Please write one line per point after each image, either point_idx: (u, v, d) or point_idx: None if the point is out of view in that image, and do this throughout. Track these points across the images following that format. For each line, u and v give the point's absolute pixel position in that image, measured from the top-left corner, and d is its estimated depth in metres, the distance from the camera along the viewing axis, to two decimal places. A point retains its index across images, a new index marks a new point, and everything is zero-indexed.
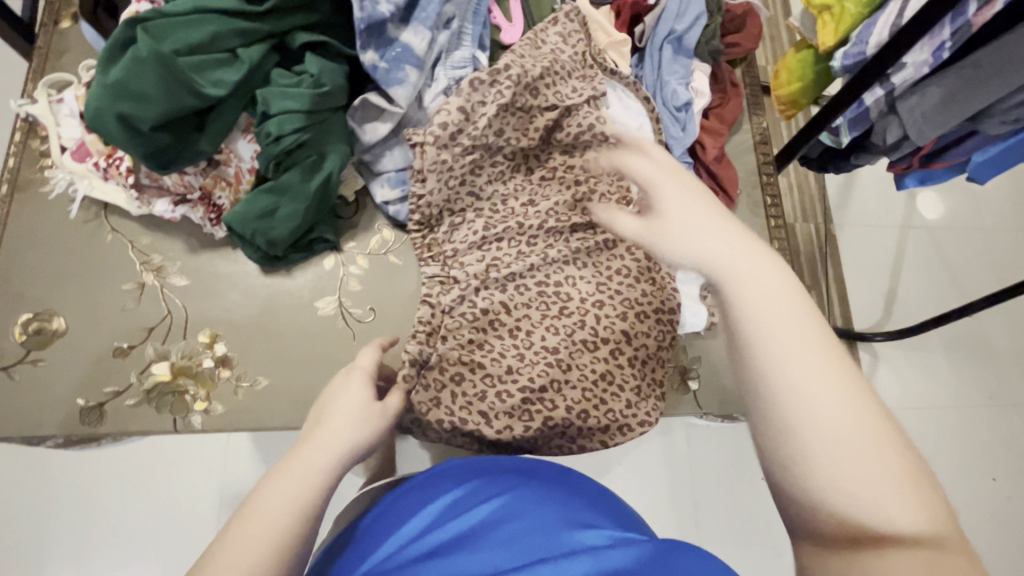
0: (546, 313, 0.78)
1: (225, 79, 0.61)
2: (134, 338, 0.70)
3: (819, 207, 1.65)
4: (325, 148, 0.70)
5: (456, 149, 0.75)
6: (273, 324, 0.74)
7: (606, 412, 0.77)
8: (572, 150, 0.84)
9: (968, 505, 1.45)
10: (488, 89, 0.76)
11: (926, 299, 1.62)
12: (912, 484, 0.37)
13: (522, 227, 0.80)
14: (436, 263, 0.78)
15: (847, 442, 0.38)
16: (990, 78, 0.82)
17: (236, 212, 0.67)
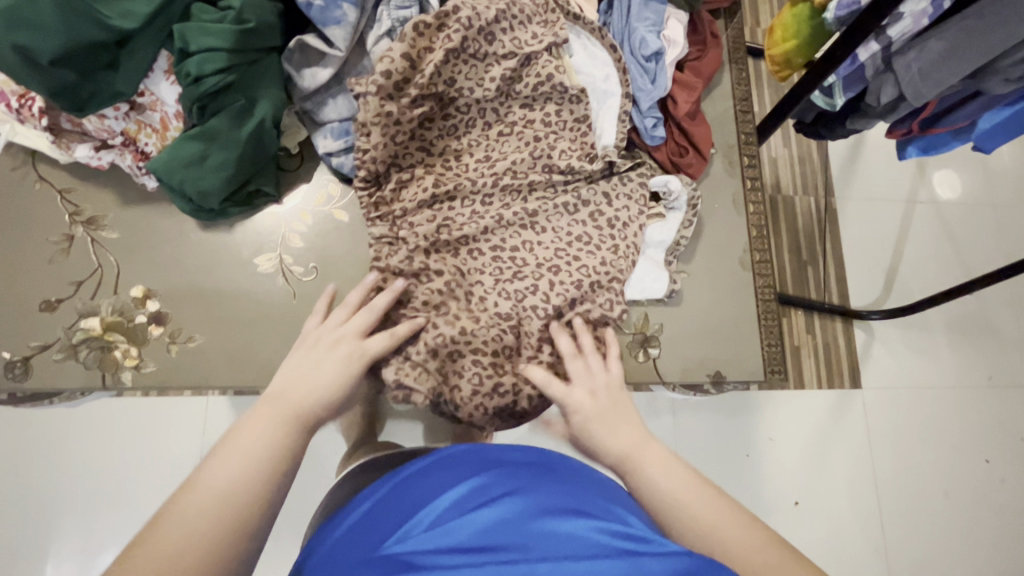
0: (499, 279, 0.73)
1: (135, 12, 0.57)
2: (62, 292, 0.67)
3: (820, 179, 1.57)
4: (255, 93, 0.65)
5: (403, 100, 0.69)
6: (210, 281, 0.71)
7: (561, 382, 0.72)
8: (532, 103, 0.78)
9: (958, 487, 1.42)
10: (435, 35, 0.70)
11: (928, 276, 1.56)
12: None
13: (477, 185, 0.75)
14: (385, 222, 0.73)
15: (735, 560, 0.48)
16: (989, 31, 0.76)
17: (162, 158, 0.64)
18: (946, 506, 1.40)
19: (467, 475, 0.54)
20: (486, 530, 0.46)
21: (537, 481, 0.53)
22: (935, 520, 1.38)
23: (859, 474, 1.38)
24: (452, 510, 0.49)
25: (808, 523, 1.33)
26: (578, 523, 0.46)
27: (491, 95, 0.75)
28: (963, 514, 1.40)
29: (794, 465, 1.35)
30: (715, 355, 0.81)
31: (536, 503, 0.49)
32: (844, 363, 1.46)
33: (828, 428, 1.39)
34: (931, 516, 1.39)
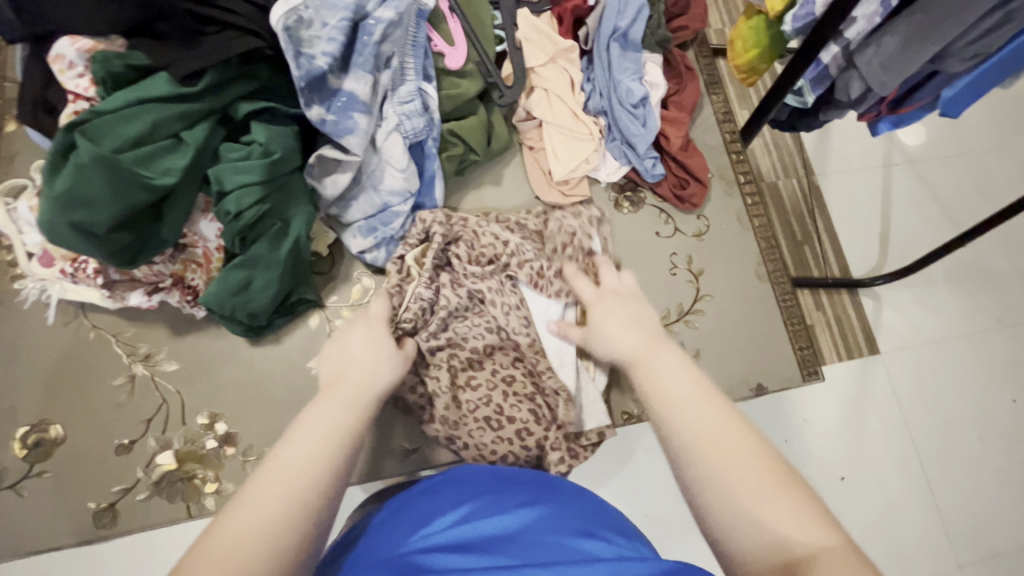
0: (469, 368, 0.75)
1: (174, 167, 0.60)
2: (134, 432, 0.70)
3: (799, 161, 1.63)
4: (288, 213, 0.69)
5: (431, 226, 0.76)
6: (271, 395, 0.74)
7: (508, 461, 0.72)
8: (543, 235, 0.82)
9: (993, 432, 1.45)
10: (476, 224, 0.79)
11: (919, 234, 1.61)
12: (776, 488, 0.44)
13: (470, 333, 0.75)
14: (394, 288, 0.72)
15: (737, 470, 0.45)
16: (940, 22, 0.82)
17: (211, 291, 0.67)
18: (987, 453, 1.43)
19: (459, 502, 0.56)
20: (493, 541, 0.50)
21: (542, 506, 0.55)
22: (977, 468, 1.41)
23: (899, 440, 1.41)
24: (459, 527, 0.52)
25: (854, 497, 1.34)
26: (586, 540, 0.50)
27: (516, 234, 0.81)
28: (1006, 459, 1.43)
29: (830, 445, 1.37)
30: (754, 366, 0.85)
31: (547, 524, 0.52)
32: (860, 333, 1.50)
33: (856, 399, 1.43)
34: (975, 465, 1.42)
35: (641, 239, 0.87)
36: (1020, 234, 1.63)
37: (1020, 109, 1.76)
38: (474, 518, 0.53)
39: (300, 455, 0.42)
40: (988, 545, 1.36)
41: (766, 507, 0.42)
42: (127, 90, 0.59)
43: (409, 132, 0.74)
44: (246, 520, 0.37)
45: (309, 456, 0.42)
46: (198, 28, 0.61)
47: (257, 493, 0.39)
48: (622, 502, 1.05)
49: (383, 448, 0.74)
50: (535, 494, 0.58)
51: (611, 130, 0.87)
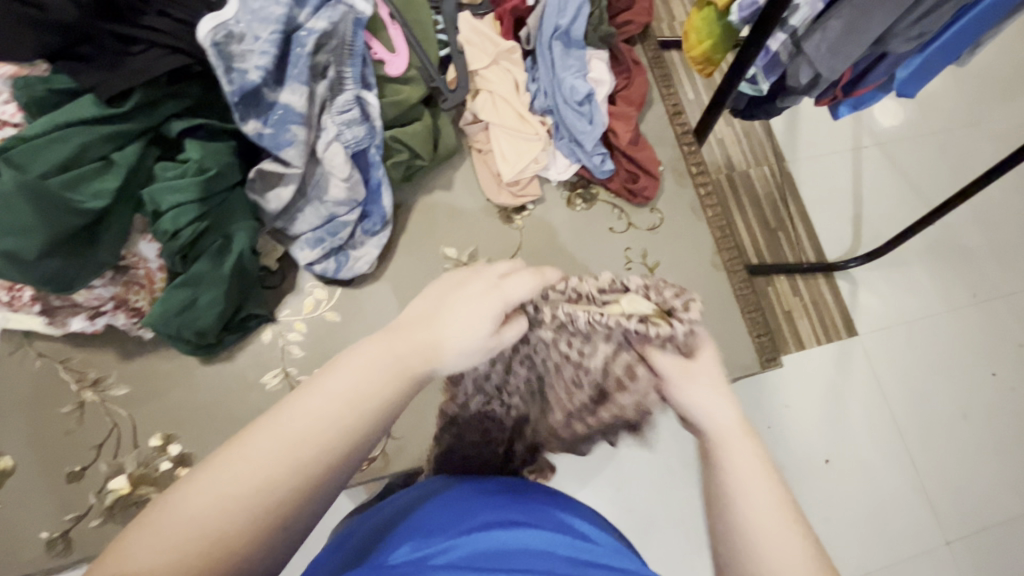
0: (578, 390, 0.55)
1: (105, 189, 0.60)
2: (85, 459, 0.69)
3: (769, 149, 1.64)
4: (229, 229, 0.69)
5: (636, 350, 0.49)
6: (227, 413, 0.73)
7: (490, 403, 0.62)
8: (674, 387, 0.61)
9: (972, 407, 1.46)
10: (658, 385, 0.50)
11: (890, 215, 1.62)
12: (776, 493, 0.40)
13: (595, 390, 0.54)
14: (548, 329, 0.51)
15: (752, 478, 0.40)
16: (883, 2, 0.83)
17: (154, 312, 0.66)
18: (966, 428, 1.44)
19: (428, 520, 0.51)
20: (463, 560, 0.44)
21: (519, 506, 0.53)
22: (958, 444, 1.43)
23: (878, 416, 1.42)
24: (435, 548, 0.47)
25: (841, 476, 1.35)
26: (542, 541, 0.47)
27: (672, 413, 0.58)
28: (985, 432, 1.45)
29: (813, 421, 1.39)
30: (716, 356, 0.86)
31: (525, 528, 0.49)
32: (836, 314, 1.50)
33: (837, 382, 1.43)
34: (955, 440, 1.43)
35: (595, 236, 0.88)
36: (989, 209, 1.64)
37: (984, 85, 1.77)
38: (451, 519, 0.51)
39: (333, 405, 0.37)
40: (972, 520, 1.37)
41: (765, 518, 0.38)
42: (53, 115, 0.59)
43: (350, 141, 0.74)
44: (260, 452, 0.35)
45: (341, 409, 0.37)
46: (123, 48, 0.61)
47: (275, 428, 0.36)
48: (601, 498, 1.05)
49: None
50: (508, 499, 0.54)
51: (559, 129, 0.88)
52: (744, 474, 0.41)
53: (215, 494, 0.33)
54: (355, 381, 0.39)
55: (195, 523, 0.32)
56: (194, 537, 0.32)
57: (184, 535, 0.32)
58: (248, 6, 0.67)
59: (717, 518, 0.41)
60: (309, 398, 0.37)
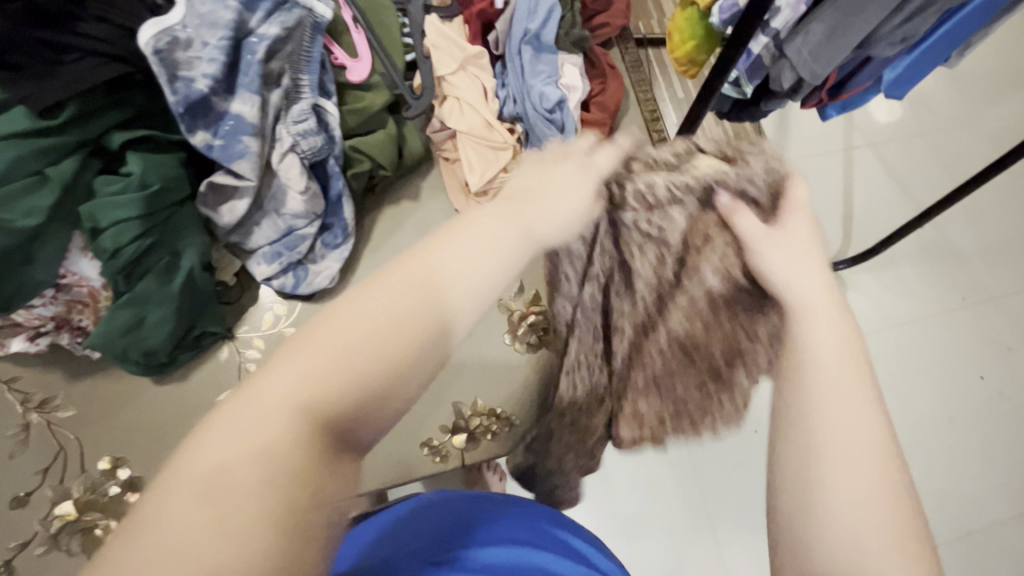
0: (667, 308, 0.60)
1: (39, 206, 0.57)
2: (29, 484, 0.66)
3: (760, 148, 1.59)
4: (177, 246, 0.66)
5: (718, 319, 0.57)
6: (181, 434, 0.71)
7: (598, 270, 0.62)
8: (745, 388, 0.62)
9: (961, 410, 1.44)
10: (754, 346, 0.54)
11: (882, 216, 1.59)
12: (873, 460, 0.38)
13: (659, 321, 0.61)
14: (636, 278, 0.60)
15: (841, 439, 0.38)
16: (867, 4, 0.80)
17: (98, 332, 0.63)
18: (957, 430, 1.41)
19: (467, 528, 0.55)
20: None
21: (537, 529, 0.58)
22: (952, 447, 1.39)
23: None
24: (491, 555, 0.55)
25: None
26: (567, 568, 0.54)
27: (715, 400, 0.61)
28: (974, 437, 1.43)
29: None
30: None
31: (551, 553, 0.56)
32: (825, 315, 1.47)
33: None
34: (945, 445, 1.40)
35: None
36: (978, 211, 1.62)
37: (974, 83, 1.75)
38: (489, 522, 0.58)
39: (376, 314, 0.36)
40: (963, 524, 1.34)
41: (851, 489, 0.37)
42: None
43: (308, 151, 0.71)
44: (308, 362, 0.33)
45: (392, 310, 0.36)
46: (54, 56, 0.57)
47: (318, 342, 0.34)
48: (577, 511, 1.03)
49: None
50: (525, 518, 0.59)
51: (529, 137, 0.85)
52: (837, 409, 0.39)
53: (256, 407, 0.31)
54: (384, 309, 0.36)
55: (233, 446, 0.30)
56: (208, 480, 0.29)
57: (195, 493, 0.28)
58: (195, 9, 0.64)
59: (780, 493, 0.39)
60: (348, 312, 0.36)
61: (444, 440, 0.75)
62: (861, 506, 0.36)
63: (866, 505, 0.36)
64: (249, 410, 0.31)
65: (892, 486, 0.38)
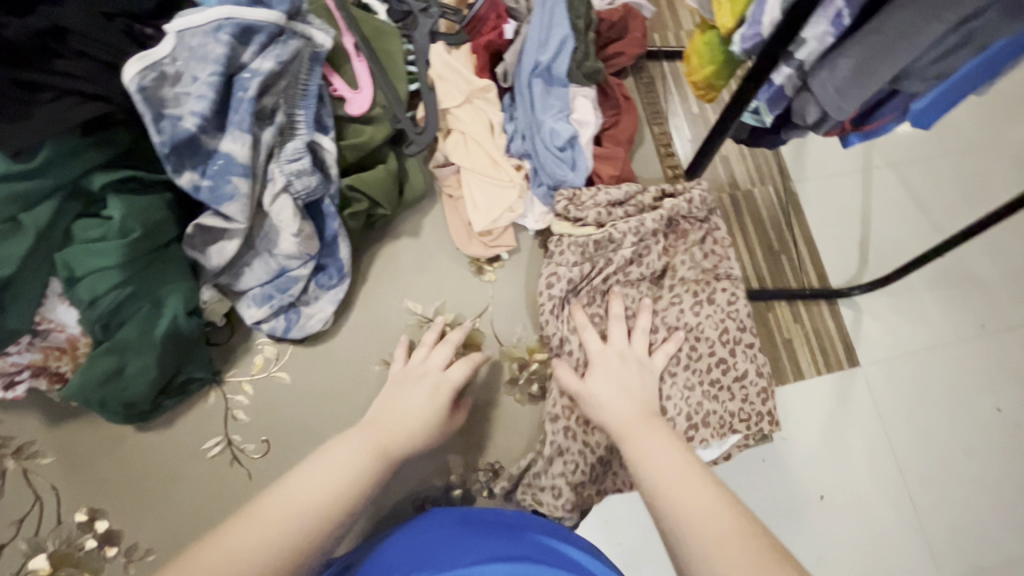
0: (693, 301, 0.76)
1: (8, 256, 0.53)
2: (3, 535, 0.64)
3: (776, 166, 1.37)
4: (161, 292, 0.63)
5: (731, 337, 0.76)
6: (165, 484, 0.68)
7: (621, 250, 0.76)
8: (724, 395, 0.75)
9: (982, 449, 1.23)
10: (736, 349, 0.76)
11: (900, 240, 1.40)
12: (712, 495, 0.47)
13: (678, 318, 0.75)
14: (664, 283, 0.78)
15: (684, 486, 0.48)
16: (935, 17, 0.57)
17: (75, 383, 0.60)
18: (975, 474, 1.21)
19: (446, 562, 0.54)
20: None
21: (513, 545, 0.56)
22: (965, 488, 1.19)
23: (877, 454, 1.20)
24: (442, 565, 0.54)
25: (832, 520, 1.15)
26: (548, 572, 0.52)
27: (698, 405, 0.74)
28: None
29: (814, 445, 1.19)
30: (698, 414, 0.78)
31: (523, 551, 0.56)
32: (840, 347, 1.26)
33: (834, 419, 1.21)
34: (961, 490, 1.20)
35: None
36: None
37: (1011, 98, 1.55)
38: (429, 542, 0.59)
39: (313, 492, 0.47)
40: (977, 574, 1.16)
41: (704, 513, 0.45)
42: None
43: (302, 191, 0.67)
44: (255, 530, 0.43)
45: (327, 488, 0.47)
46: (26, 95, 0.53)
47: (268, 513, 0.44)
48: None
49: None
50: (502, 534, 0.59)
51: (537, 174, 0.80)
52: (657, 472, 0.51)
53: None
54: (334, 461, 0.50)
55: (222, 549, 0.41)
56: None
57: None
58: (184, 42, 0.60)
59: (682, 547, 0.44)
60: (294, 479, 0.48)
61: (440, 496, 0.74)
62: (713, 535, 0.43)
63: (727, 534, 0.43)
64: (256, 518, 0.44)
65: (718, 495, 0.47)
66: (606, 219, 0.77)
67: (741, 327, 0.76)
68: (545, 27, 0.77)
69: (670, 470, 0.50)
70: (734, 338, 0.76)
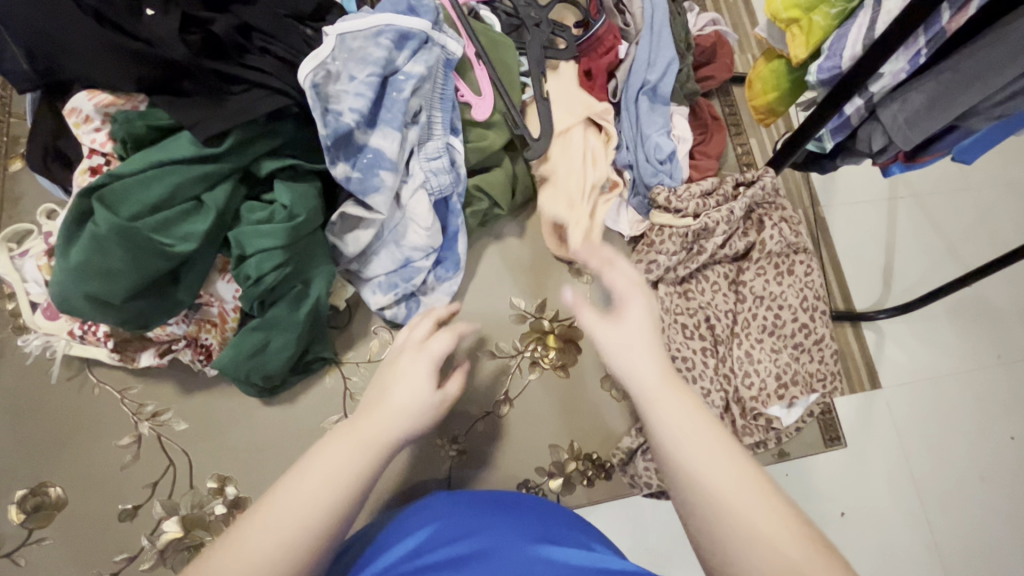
0: (771, 277, 0.84)
1: (193, 232, 0.57)
2: (139, 497, 0.67)
3: (806, 190, 1.25)
4: (309, 274, 0.67)
5: (814, 306, 0.82)
6: (283, 455, 0.71)
7: (710, 237, 0.82)
8: (811, 358, 0.82)
9: (1003, 477, 1.10)
10: (820, 315, 0.82)
11: (939, 264, 1.24)
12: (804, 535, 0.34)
13: (760, 292, 0.83)
14: (747, 264, 0.85)
15: (748, 513, 0.35)
16: (1010, 61, 0.54)
17: (225, 355, 0.64)
18: (996, 503, 1.09)
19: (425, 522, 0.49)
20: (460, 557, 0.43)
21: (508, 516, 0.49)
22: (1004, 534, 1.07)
23: (896, 470, 1.08)
24: (409, 560, 0.44)
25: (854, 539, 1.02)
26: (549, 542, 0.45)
27: (785, 367, 0.80)
28: None
29: (845, 466, 1.06)
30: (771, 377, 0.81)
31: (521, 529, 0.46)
32: (863, 374, 1.13)
33: (858, 440, 1.08)
34: (981, 521, 1.08)
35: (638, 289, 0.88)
36: None
37: None
38: (390, 538, 0.48)
39: (325, 482, 0.36)
40: None
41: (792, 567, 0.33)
42: (150, 150, 0.56)
43: (435, 188, 0.72)
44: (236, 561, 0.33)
45: (320, 497, 0.36)
46: (225, 87, 0.58)
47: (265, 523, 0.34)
48: None
49: (387, 502, 0.73)
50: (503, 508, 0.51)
51: (634, 184, 0.86)
52: (720, 495, 0.36)
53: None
54: (333, 462, 0.37)
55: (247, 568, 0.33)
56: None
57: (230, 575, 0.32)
58: (346, 44, 0.65)
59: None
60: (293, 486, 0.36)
61: (540, 483, 0.77)
62: None
63: None
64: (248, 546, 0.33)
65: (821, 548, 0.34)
66: (693, 205, 0.82)
67: (818, 296, 0.83)
68: (653, 49, 0.83)
69: (746, 502, 0.35)
70: (814, 307, 0.82)
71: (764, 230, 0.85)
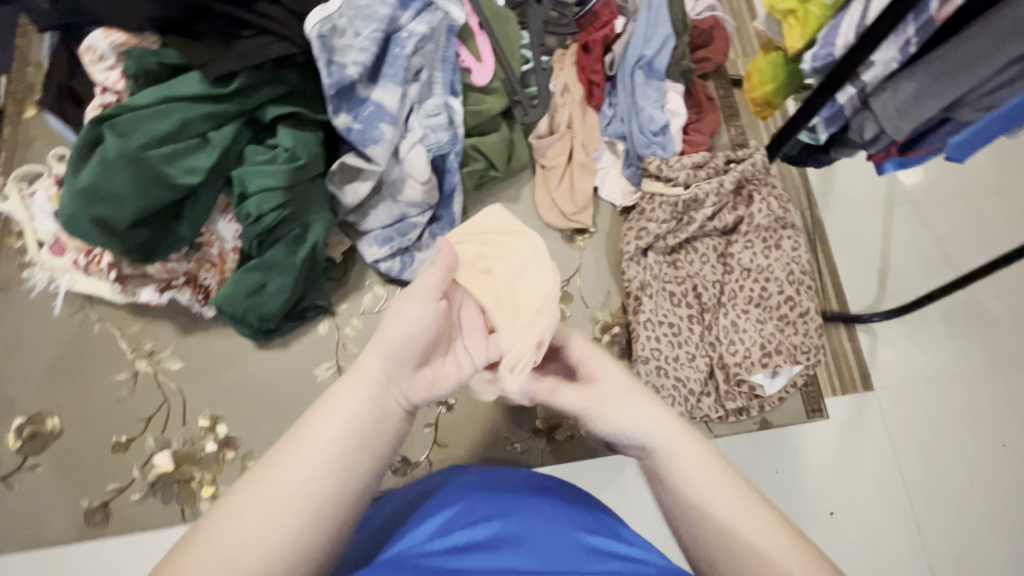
0: (759, 251, 0.85)
1: (198, 166, 0.59)
2: (132, 430, 0.69)
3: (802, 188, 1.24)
4: (307, 219, 0.69)
5: (799, 279, 0.84)
6: (274, 397, 0.73)
7: (700, 210, 0.85)
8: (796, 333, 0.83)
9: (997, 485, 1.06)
10: (805, 289, 0.84)
11: (935, 265, 1.23)
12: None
13: (748, 266, 0.85)
14: (737, 238, 0.87)
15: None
16: (997, 48, 0.54)
17: (223, 292, 0.66)
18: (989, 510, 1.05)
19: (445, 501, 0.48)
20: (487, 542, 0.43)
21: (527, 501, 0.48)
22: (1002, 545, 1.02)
23: (886, 471, 1.03)
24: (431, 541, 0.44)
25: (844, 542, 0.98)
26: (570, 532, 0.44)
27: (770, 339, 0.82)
28: None
29: (838, 461, 1.03)
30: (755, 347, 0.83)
31: (557, 512, 0.46)
32: (854, 366, 1.09)
33: (851, 439, 1.05)
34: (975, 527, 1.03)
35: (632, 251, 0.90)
36: None
37: None
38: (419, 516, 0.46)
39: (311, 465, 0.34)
40: None
41: None
42: (161, 86, 0.59)
43: (433, 144, 0.74)
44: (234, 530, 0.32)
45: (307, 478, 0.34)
46: (234, 31, 0.61)
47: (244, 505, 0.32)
48: None
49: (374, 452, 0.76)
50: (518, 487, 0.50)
51: (628, 156, 0.89)
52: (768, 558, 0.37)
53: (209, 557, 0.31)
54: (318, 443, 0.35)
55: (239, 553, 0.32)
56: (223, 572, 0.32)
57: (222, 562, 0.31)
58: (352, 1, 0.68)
59: None
60: (287, 455, 0.35)
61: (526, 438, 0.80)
62: None
63: None
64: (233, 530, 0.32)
65: None
66: (681, 178, 0.85)
67: (805, 271, 0.84)
68: (650, 25, 0.86)
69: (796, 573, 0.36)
70: (799, 281, 0.84)
71: (754, 204, 0.86)
